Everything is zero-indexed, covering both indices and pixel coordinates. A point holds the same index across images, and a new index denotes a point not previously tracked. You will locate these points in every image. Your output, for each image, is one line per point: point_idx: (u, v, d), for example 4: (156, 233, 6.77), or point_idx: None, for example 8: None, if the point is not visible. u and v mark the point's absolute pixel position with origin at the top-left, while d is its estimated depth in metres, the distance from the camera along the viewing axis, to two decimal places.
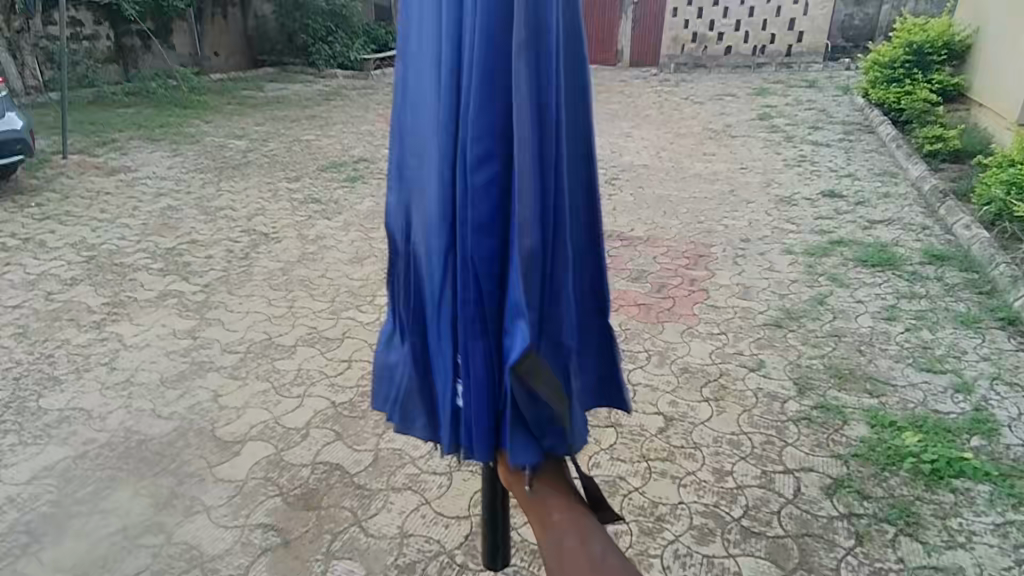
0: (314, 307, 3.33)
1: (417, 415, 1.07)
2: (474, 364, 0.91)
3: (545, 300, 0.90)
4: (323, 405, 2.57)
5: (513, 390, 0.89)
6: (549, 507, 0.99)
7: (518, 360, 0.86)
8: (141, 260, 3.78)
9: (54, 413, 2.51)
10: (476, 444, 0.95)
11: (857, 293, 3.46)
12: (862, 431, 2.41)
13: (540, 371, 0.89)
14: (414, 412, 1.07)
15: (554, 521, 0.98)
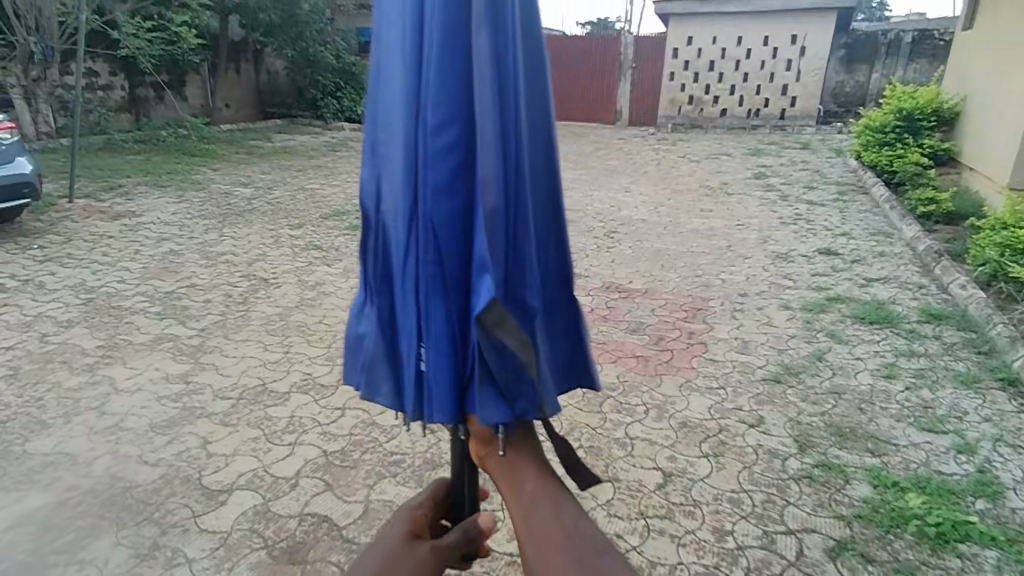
0: (309, 353, 3.31)
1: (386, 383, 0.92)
2: (437, 334, 0.80)
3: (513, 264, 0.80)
4: (314, 454, 2.52)
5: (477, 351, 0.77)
6: (522, 475, 0.83)
7: (483, 319, 0.76)
8: (139, 303, 3.78)
9: (39, 457, 2.45)
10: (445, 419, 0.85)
11: (855, 350, 3.46)
12: (865, 491, 2.36)
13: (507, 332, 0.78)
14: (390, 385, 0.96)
15: (525, 485, 0.82)
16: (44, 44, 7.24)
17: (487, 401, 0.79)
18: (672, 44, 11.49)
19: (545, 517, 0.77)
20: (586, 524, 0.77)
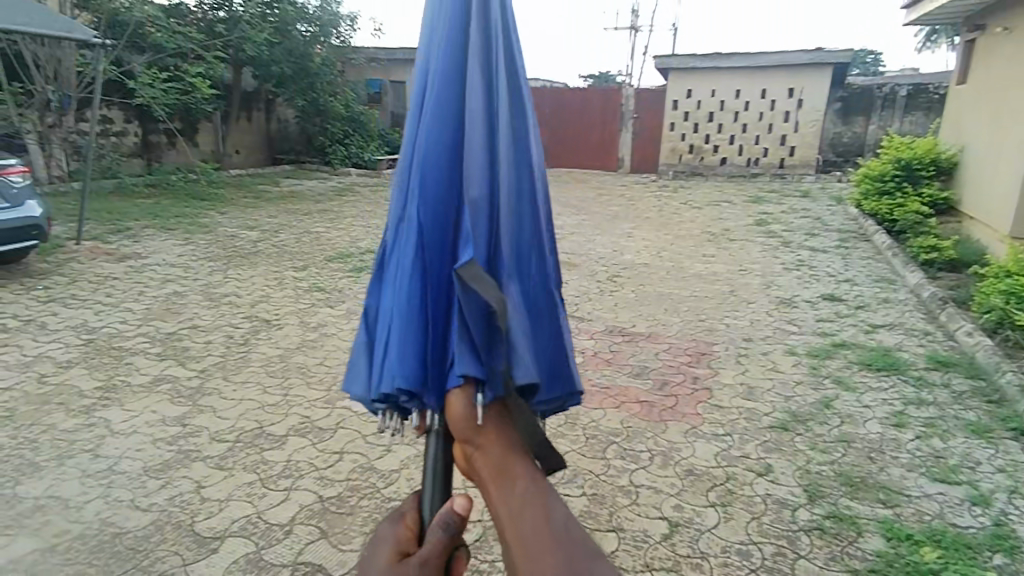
0: (309, 396, 3.27)
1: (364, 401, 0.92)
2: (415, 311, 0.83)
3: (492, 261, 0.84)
4: (310, 500, 2.46)
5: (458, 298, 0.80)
6: (513, 475, 0.83)
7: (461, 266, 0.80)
8: (140, 344, 3.77)
9: (29, 501, 2.39)
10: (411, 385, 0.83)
11: (863, 397, 3.40)
12: (878, 544, 2.28)
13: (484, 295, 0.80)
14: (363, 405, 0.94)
15: (510, 485, 0.82)
16: (61, 92, 7.55)
17: (463, 360, 0.80)
18: (672, 96, 11.77)
19: (535, 522, 0.78)
20: (574, 530, 0.78)
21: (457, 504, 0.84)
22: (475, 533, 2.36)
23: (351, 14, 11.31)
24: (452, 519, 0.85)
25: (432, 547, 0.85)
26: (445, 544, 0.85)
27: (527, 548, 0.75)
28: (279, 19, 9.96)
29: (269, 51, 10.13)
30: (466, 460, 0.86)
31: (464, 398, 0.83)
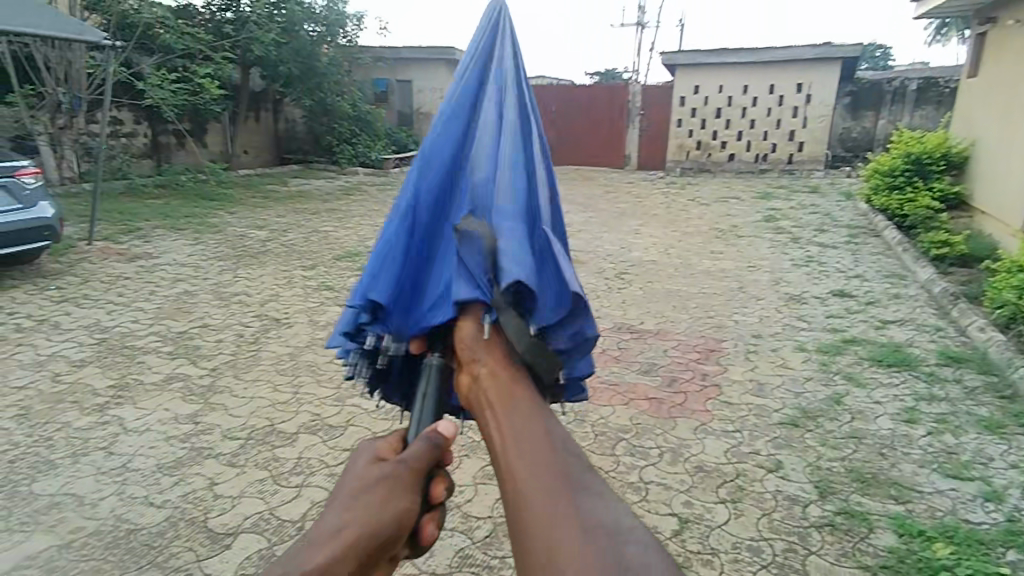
0: (319, 393, 3.29)
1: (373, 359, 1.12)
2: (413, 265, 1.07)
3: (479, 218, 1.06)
4: (321, 496, 2.48)
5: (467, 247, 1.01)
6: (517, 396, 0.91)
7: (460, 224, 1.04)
8: (152, 343, 3.80)
9: (45, 498, 2.42)
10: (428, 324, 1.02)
11: (874, 394, 3.38)
12: (890, 540, 2.27)
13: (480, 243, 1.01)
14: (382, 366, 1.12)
15: (512, 403, 0.91)
16: (72, 94, 7.60)
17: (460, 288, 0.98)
18: (679, 92, 11.72)
19: (537, 433, 0.86)
20: (571, 448, 0.86)
21: (445, 425, 0.88)
22: (485, 529, 2.37)
23: (358, 14, 11.34)
24: (438, 435, 0.87)
25: (414, 454, 0.85)
26: (428, 457, 0.85)
27: (528, 462, 0.82)
28: (287, 19, 10.01)
29: (277, 52, 10.17)
30: (472, 384, 0.95)
31: (474, 321, 0.97)
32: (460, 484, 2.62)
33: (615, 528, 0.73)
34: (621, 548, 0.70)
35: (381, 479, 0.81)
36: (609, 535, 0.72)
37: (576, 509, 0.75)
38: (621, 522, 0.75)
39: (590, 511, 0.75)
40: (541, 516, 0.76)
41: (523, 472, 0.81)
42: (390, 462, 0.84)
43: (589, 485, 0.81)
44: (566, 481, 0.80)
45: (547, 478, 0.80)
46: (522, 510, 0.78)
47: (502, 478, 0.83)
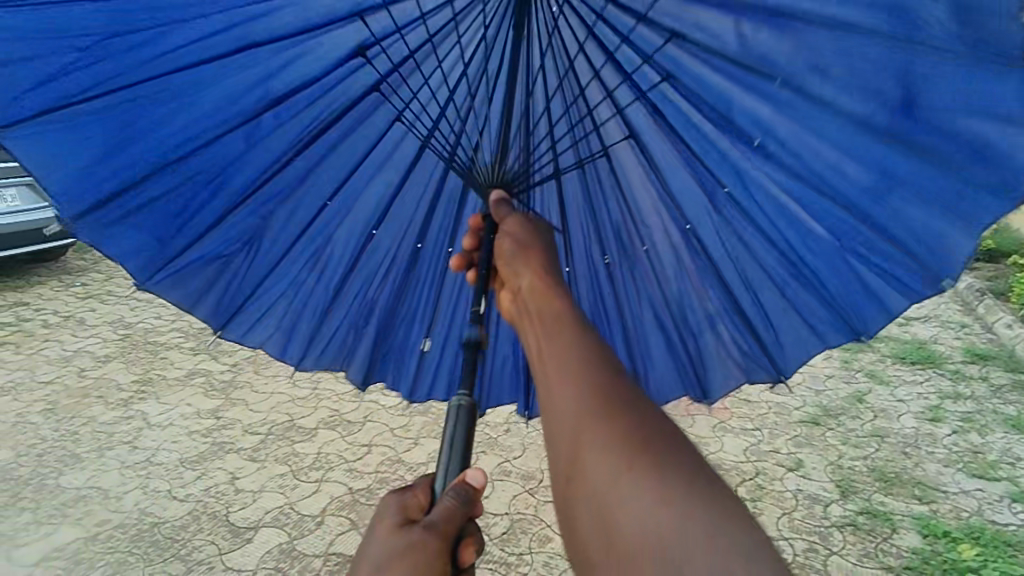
0: (337, 389, 3.31)
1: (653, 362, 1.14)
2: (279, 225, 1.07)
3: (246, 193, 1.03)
4: (340, 491, 2.50)
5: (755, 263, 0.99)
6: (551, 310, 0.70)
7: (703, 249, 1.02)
8: (174, 339, 3.86)
9: (71, 491, 2.48)
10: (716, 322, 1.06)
11: (897, 391, 3.33)
12: (914, 541, 2.24)
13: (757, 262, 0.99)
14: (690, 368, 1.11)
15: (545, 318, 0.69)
16: None
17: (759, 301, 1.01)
18: None
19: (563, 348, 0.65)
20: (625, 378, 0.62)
21: (473, 478, 0.69)
22: (502, 525, 2.37)
23: None
24: (466, 487, 0.68)
25: (445, 517, 0.65)
26: (459, 521, 0.66)
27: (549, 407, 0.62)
28: None
29: None
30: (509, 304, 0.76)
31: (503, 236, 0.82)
32: None
33: (698, 516, 0.50)
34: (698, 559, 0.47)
35: (406, 551, 0.62)
36: (686, 530, 0.49)
37: (644, 482, 0.53)
38: (711, 501, 0.51)
39: (662, 484, 0.52)
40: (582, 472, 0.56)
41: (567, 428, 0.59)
42: (416, 527, 0.64)
43: (669, 430, 0.57)
44: (633, 429, 0.56)
45: (603, 427, 0.57)
46: (569, 466, 0.57)
47: (545, 411, 0.62)
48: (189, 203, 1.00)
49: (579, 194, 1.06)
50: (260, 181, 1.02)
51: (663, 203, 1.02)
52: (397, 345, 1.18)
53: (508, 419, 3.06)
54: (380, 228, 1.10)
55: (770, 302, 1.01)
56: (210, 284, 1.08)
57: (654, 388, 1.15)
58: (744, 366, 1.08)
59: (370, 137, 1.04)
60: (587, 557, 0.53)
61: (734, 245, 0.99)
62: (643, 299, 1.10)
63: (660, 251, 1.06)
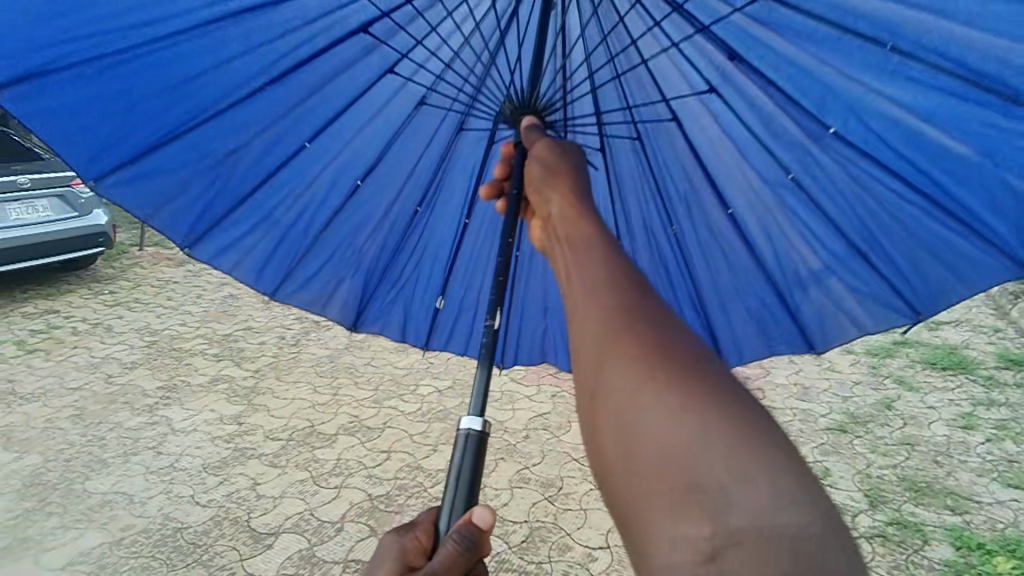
0: (357, 395, 3.33)
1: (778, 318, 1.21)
2: (247, 169, 1.09)
3: (201, 125, 1.02)
4: (360, 497, 2.51)
5: (872, 211, 1.01)
6: (583, 227, 0.68)
7: (805, 205, 1.06)
8: (199, 345, 3.92)
9: (98, 496, 2.52)
10: (838, 269, 1.11)
11: (928, 398, 3.24)
12: (946, 553, 2.18)
13: (877, 211, 1.01)
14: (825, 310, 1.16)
15: (577, 238, 0.67)
16: None
17: (881, 244, 1.04)
18: None
19: (587, 265, 0.62)
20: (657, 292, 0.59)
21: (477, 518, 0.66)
22: (521, 534, 2.35)
23: None
24: (472, 529, 0.66)
25: (447, 564, 0.65)
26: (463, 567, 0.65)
27: (577, 314, 0.59)
28: None
29: None
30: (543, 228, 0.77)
31: (538, 159, 0.83)
32: (497, 486, 2.60)
33: (719, 425, 0.45)
34: (719, 464, 0.43)
35: None
36: (705, 436, 0.45)
37: (666, 388, 0.48)
38: (738, 410, 0.47)
39: (686, 393, 0.48)
40: (611, 386, 0.52)
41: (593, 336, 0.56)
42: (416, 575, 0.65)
43: (696, 345, 0.53)
44: (658, 341, 0.52)
45: (627, 339, 0.53)
46: (592, 380, 0.53)
47: (571, 329, 0.59)
48: (136, 104, 0.98)
49: (659, 159, 1.13)
50: (225, 105, 1.01)
51: (748, 162, 1.07)
52: (388, 294, 1.29)
53: (527, 426, 3.06)
54: (365, 180, 1.16)
55: (880, 246, 1.04)
56: (163, 198, 1.06)
57: (753, 344, 1.25)
58: (848, 315, 1.15)
59: (358, 87, 1.09)
60: (608, 471, 0.49)
61: (828, 197, 1.03)
62: (738, 257, 1.17)
63: (749, 213, 1.11)
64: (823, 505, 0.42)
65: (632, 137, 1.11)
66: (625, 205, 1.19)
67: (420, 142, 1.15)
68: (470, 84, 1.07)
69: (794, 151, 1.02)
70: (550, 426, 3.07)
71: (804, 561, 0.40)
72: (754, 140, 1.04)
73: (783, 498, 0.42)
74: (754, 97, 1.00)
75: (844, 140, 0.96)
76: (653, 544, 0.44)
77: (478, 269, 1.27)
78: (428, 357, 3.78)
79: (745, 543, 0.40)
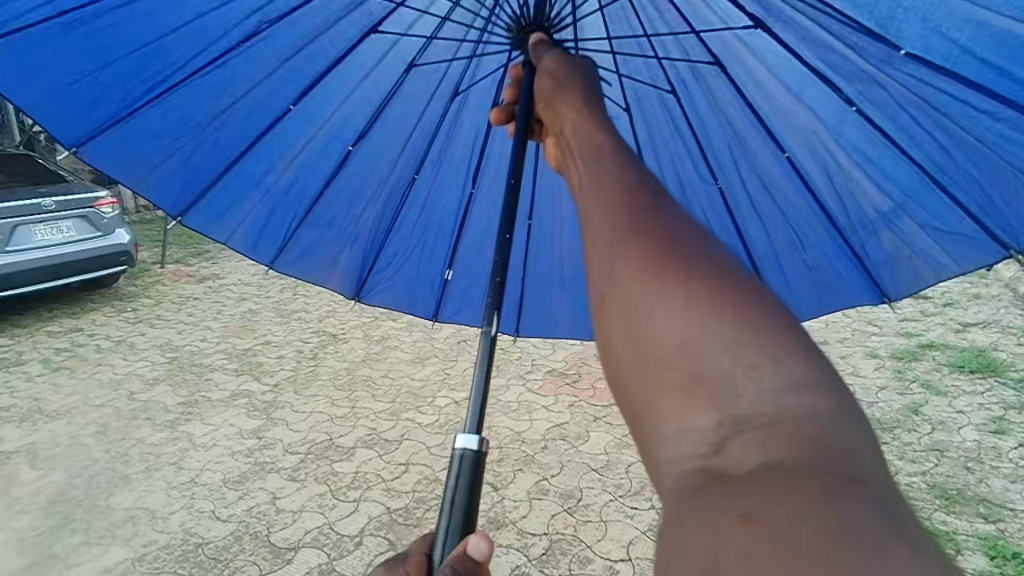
0: (375, 407, 3.34)
1: (843, 261, 1.22)
2: (225, 134, 1.07)
3: (175, 87, 0.99)
4: (378, 511, 2.50)
5: (943, 139, 0.96)
6: (589, 141, 0.69)
7: (863, 140, 1.05)
8: (218, 361, 3.96)
9: (121, 512, 2.54)
10: (916, 203, 1.08)
11: (956, 402, 3.16)
12: (980, 563, 2.11)
13: (961, 142, 0.95)
14: (900, 245, 1.16)
15: (588, 153, 0.67)
16: None
17: (956, 173, 1.00)
18: None
19: (602, 178, 0.63)
20: (670, 199, 0.60)
21: (473, 548, 0.65)
22: (541, 546, 2.32)
23: None
24: (467, 560, 0.65)
25: None
26: None
27: (588, 228, 0.61)
28: None
29: None
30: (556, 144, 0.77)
31: (549, 72, 0.82)
32: (515, 498, 2.58)
33: (722, 318, 0.47)
34: (724, 357, 0.45)
35: None
36: (709, 329, 0.47)
37: (669, 288, 0.50)
38: (745, 306, 0.48)
39: (691, 289, 0.49)
40: (617, 293, 0.53)
41: (603, 244, 0.57)
42: None
43: (704, 244, 0.54)
44: (663, 244, 0.54)
45: (632, 244, 0.55)
46: (601, 285, 0.55)
47: (585, 242, 0.61)
48: (111, 62, 0.94)
49: (699, 108, 1.17)
50: (202, 64, 0.99)
51: (804, 102, 1.06)
52: (388, 264, 1.31)
53: (544, 437, 3.04)
54: (357, 146, 1.19)
55: (967, 178, 0.99)
56: (144, 164, 1.02)
57: (831, 293, 1.28)
58: (926, 256, 1.15)
59: (339, 47, 1.09)
60: (618, 372, 0.51)
61: (895, 127, 0.99)
62: (796, 200, 1.19)
63: (804, 158, 1.12)
64: (836, 395, 0.44)
65: (667, 90, 1.17)
66: (665, 157, 1.25)
67: (415, 108, 1.20)
68: (481, 15, 1.09)
69: (851, 78, 0.97)
70: (568, 435, 3.05)
71: (812, 445, 0.39)
72: (809, 78, 1.02)
73: (790, 386, 0.43)
74: (804, 29, 0.95)
75: (920, 60, 0.86)
76: (662, 439, 0.45)
77: (468, 240, 1.32)
78: (445, 369, 3.78)
79: (748, 432, 0.41)
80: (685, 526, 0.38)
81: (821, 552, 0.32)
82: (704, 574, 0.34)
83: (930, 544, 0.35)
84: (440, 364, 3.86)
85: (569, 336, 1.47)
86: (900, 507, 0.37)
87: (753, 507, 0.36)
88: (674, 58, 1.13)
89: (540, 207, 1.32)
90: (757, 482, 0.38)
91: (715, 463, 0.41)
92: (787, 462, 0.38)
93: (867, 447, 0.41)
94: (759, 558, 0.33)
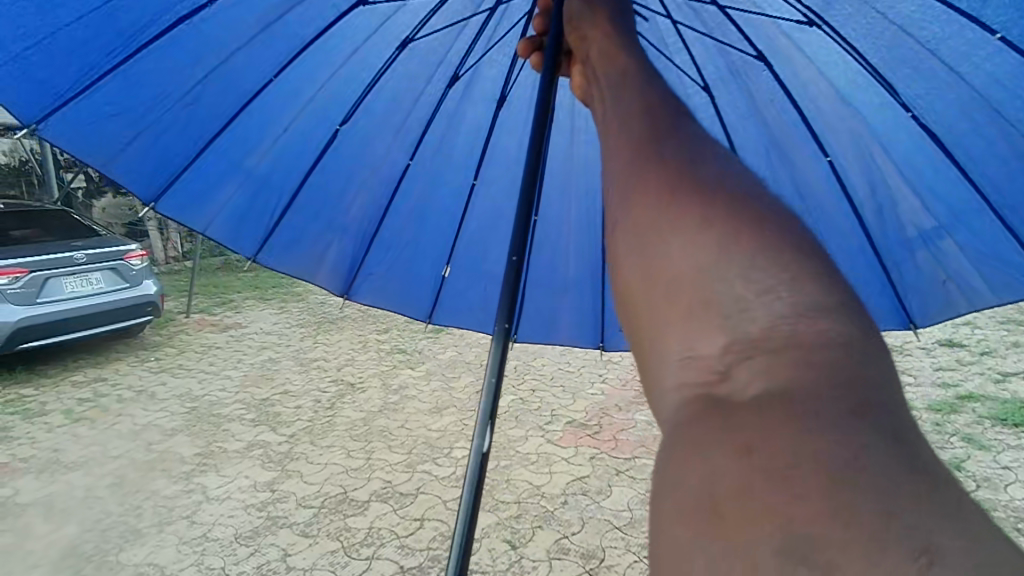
0: (390, 458, 3.27)
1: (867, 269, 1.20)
2: (201, 109, 1.02)
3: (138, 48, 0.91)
4: (391, 569, 2.42)
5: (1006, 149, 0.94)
6: (612, 70, 0.65)
7: (918, 149, 1.01)
8: (236, 411, 3.94)
9: (131, 568, 2.49)
10: (969, 215, 1.05)
11: (1001, 457, 2.99)
12: None
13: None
14: (933, 265, 1.14)
15: (612, 82, 0.64)
16: None
17: (1006, 187, 0.98)
18: None
19: (628, 106, 0.60)
20: (696, 129, 0.58)
21: None
22: None
23: None
24: None
25: None
26: None
27: (607, 156, 0.59)
28: None
29: None
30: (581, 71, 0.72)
31: None
32: (534, 558, 2.47)
33: (735, 255, 0.46)
34: (736, 282, 0.45)
35: None
36: (723, 258, 0.46)
37: (682, 218, 0.49)
38: (759, 229, 0.48)
39: (706, 213, 0.49)
40: (630, 226, 0.52)
41: (619, 174, 0.55)
42: None
43: (720, 172, 0.52)
44: (676, 178, 0.52)
45: (653, 173, 0.53)
46: (617, 216, 0.54)
47: (604, 168, 0.59)
48: (65, 26, 0.85)
49: (735, 106, 1.13)
50: (171, 22, 0.92)
51: (856, 110, 1.03)
52: (380, 261, 1.29)
53: (564, 491, 2.93)
54: (344, 125, 1.16)
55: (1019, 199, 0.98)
56: (113, 142, 0.97)
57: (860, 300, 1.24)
58: (959, 280, 1.13)
59: (326, 16, 1.03)
60: (630, 292, 0.51)
61: (952, 139, 0.96)
62: (823, 190, 1.15)
63: (847, 166, 1.09)
64: (861, 343, 0.43)
65: (700, 86, 1.13)
66: None
67: (413, 88, 1.17)
68: None
69: (910, 79, 0.94)
70: (589, 490, 2.94)
71: (817, 370, 0.40)
72: (863, 79, 0.98)
73: (810, 317, 0.43)
74: (869, 21, 0.90)
75: (1014, 50, 0.82)
76: (665, 369, 0.46)
77: (468, 230, 1.31)
78: (462, 420, 3.71)
79: (758, 357, 0.42)
80: (677, 454, 0.38)
81: (822, 489, 0.33)
82: (706, 515, 0.34)
83: (950, 491, 0.35)
84: (458, 414, 3.79)
85: (573, 344, 1.42)
86: (922, 446, 0.38)
87: (757, 442, 0.36)
88: (695, 28, 1.06)
89: (547, 200, 1.28)
90: (758, 416, 0.37)
91: (720, 389, 0.41)
92: (791, 387, 0.39)
93: (880, 373, 0.42)
94: (772, 507, 0.33)
